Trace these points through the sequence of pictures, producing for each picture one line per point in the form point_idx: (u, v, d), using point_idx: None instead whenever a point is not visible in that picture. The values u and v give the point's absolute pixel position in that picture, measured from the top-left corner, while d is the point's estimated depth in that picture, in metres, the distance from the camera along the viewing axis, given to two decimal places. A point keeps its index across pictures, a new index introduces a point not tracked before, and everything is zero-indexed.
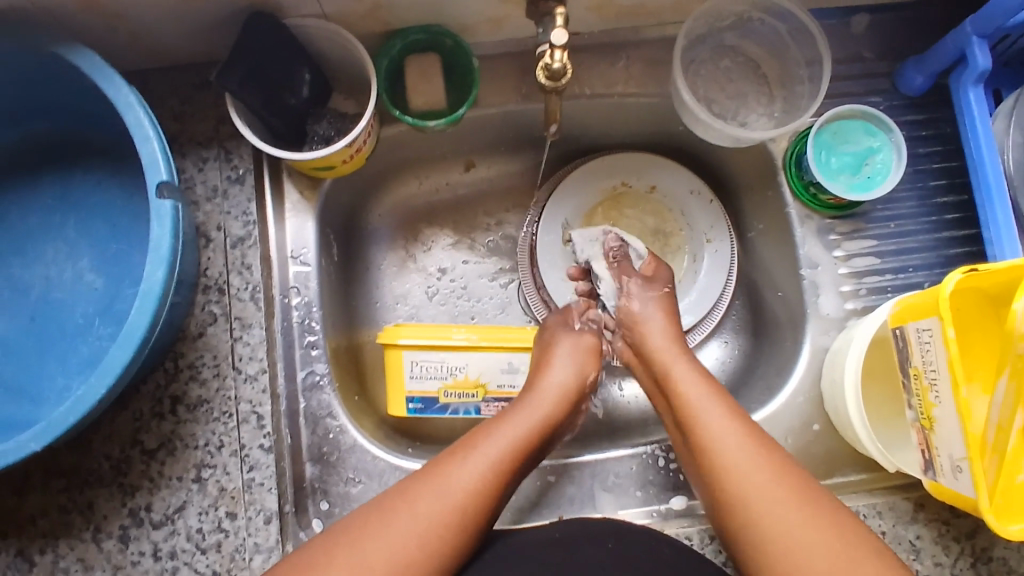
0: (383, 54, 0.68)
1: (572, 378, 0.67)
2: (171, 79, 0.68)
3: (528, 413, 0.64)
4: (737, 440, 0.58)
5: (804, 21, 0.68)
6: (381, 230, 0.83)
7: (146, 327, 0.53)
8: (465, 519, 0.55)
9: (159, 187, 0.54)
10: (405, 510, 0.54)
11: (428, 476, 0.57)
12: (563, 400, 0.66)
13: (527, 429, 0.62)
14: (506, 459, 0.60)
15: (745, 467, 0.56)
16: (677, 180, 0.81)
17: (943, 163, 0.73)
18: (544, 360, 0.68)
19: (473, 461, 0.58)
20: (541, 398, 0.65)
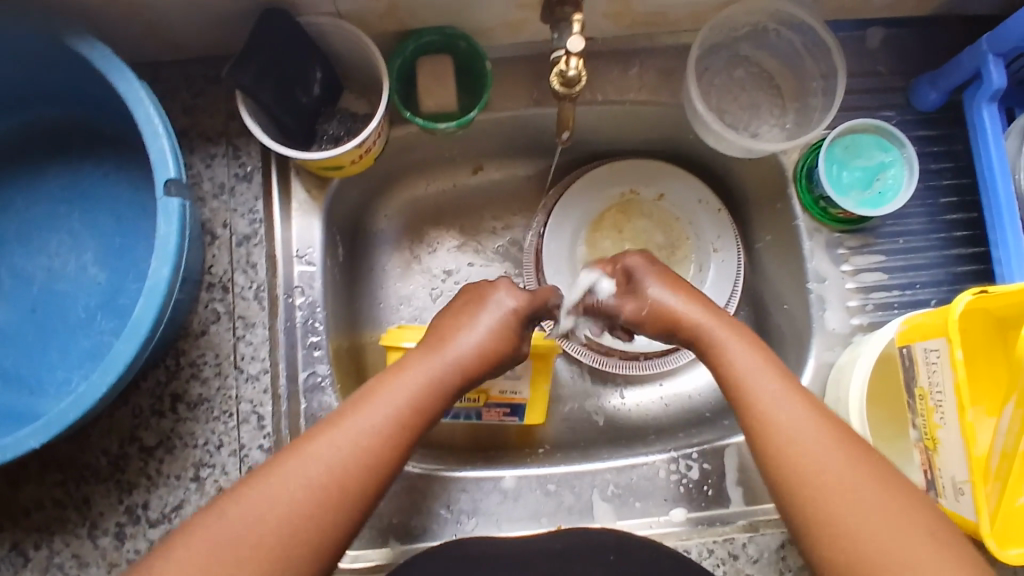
0: (396, 54, 0.67)
1: (478, 342, 0.58)
2: (181, 72, 0.67)
3: (424, 373, 0.56)
4: (798, 403, 0.53)
5: (821, 34, 0.67)
6: (386, 230, 0.82)
7: (151, 323, 0.52)
8: (367, 463, 0.51)
9: (167, 185, 0.53)
10: (272, 479, 0.49)
11: (351, 406, 0.53)
12: (465, 361, 0.57)
13: (423, 385, 0.55)
14: (388, 425, 0.52)
15: (805, 430, 0.51)
16: (686, 189, 0.81)
17: (953, 180, 0.72)
18: (454, 319, 0.60)
19: (359, 420, 0.52)
20: (435, 359, 0.57)
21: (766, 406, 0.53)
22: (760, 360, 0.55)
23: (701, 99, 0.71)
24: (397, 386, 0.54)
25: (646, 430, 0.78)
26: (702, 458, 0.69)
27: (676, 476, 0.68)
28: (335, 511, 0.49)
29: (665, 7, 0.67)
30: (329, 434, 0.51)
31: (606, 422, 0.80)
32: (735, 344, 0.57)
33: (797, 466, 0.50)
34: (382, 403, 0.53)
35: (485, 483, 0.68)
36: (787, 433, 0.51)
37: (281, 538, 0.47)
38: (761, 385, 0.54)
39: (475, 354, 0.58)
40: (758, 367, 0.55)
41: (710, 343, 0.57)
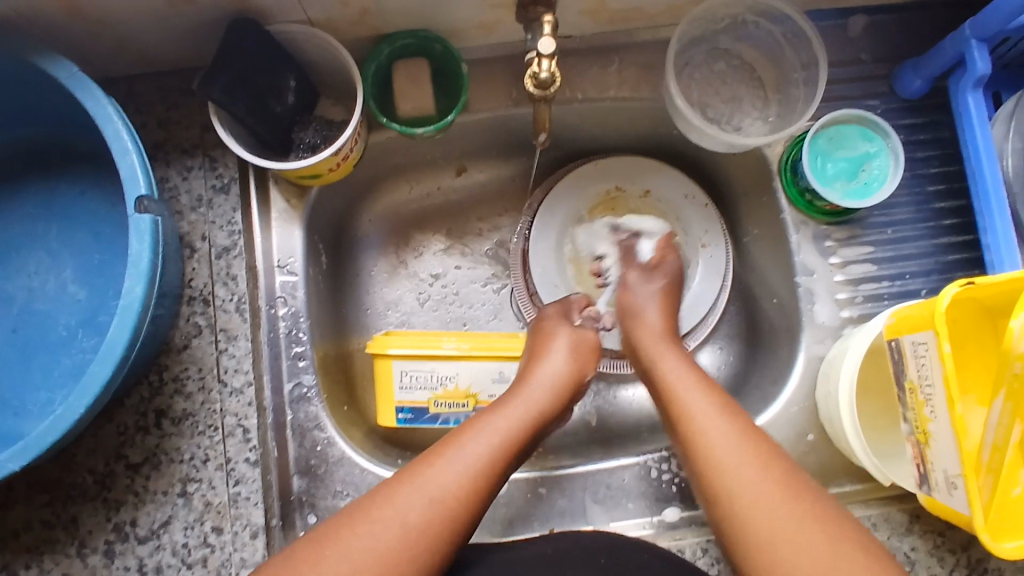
0: (370, 58, 0.66)
1: (564, 377, 0.66)
2: (154, 85, 0.67)
3: (519, 408, 0.61)
4: (721, 421, 0.57)
5: (800, 23, 0.67)
6: (370, 236, 0.82)
7: (126, 343, 0.52)
8: (467, 497, 0.53)
9: (138, 202, 0.53)
10: (393, 501, 0.51)
11: (445, 443, 0.56)
12: (555, 394, 0.64)
13: (518, 424, 0.60)
14: (495, 454, 0.56)
15: (728, 447, 0.55)
16: (671, 184, 0.79)
17: (941, 168, 0.71)
18: (537, 354, 0.67)
19: (470, 448, 0.56)
20: (533, 396, 0.63)
21: (696, 431, 0.57)
22: (702, 389, 0.61)
23: (683, 94, 0.70)
24: (500, 421, 0.59)
25: (639, 429, 0.78)
26: None
27: (668, 476, 0.67)
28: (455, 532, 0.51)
29: (641, 2, 0.66)
30: (443, 461, 0.54)
31: (598, 423, 0.79)
32: (681, 377, 0.62)
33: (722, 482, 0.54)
34: (477, 439, 0.57)
35: None
36: (711, 452, 0.55)
37: (406, 559, 0.49)
38: (701, 419, 0.57)
39: (553, 393, 0.64)
40: (695, 395, 0.60)
41: (659, 364, 0.65)
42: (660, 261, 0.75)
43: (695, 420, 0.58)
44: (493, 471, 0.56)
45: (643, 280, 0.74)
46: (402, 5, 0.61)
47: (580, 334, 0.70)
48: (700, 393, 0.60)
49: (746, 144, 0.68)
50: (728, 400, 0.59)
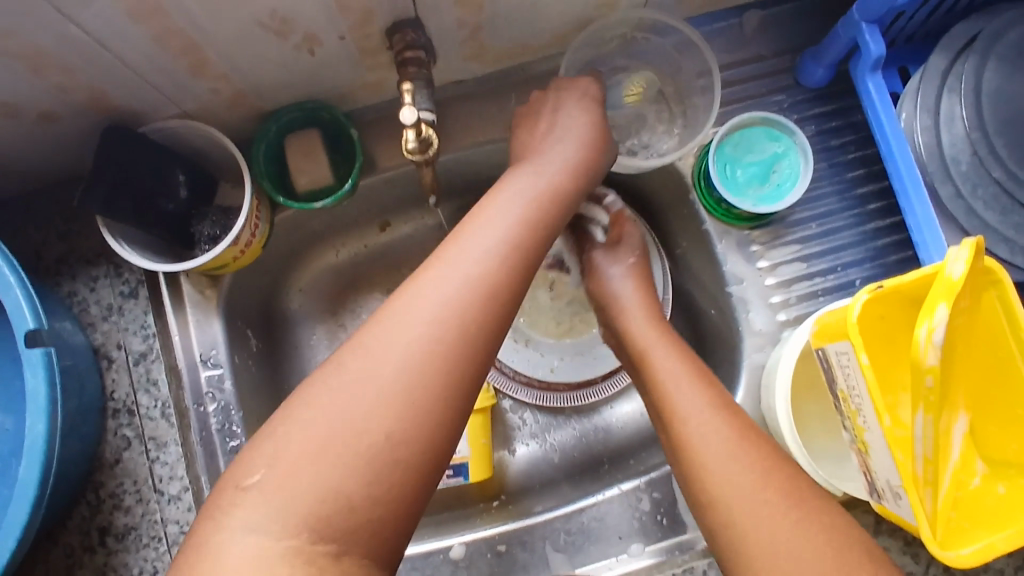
0: (259, 138, 0.65)
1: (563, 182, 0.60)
2: (50, 200, 0.66)
3: (507, 202, 0.55)
4: (709, 416, 0.55)
5: (686, 33, 0.65)
6: (303, 305, 0.80)
7: (38, 482, 0.50)
8: (445, 365, 0.44)
9: (28, 336, 0.52)
10: (380, 342, 0.44)
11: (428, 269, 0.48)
12: (537, 200, 0.56)
13: (511, 230, 0.52)
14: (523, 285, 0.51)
15: (710, 440, 0.54)
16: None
17: (858, 153, 0.70)
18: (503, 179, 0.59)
19: (470, 243, 0.50)
20: (512, 203, 0.55)
21: (676, 415, 0.56)
22: (685, 369, 0.59)
23: None
24: (486, 229, 0.52)
25: (601, 460, 0.76)
26: (650, 487, 0.66)
27: (626, 512, 0.66)
28: (468, 343, 0.46)
29: (523, 38, 0.65)
30: (424, 285, 0.47)
31: (559, 460, 0.77)
32: (659, 349, 0.62)
33: (690, 460, 0.54)
34: (463, 259, 0.49)
35: (434, 556, 0.65)
36: (672, 416, 0.57)
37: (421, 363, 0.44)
38: (684, 417, 0.56)
39: (536, 202, 0.56)
40: (671, 364, 0.60)
41: (650, 358, 0.61)
42: (621, 232, 0.72)
43: (670, 396, 0.57)
44: (485, 300, 0.48)
45: (609, 260, 0.71)
46: (277, 82, 0.60)
47: (585, 84, 0.65)
48: (677, 368, 0.59)
49: (647, 163, 0.68)
50: (724, 395, 0.57)
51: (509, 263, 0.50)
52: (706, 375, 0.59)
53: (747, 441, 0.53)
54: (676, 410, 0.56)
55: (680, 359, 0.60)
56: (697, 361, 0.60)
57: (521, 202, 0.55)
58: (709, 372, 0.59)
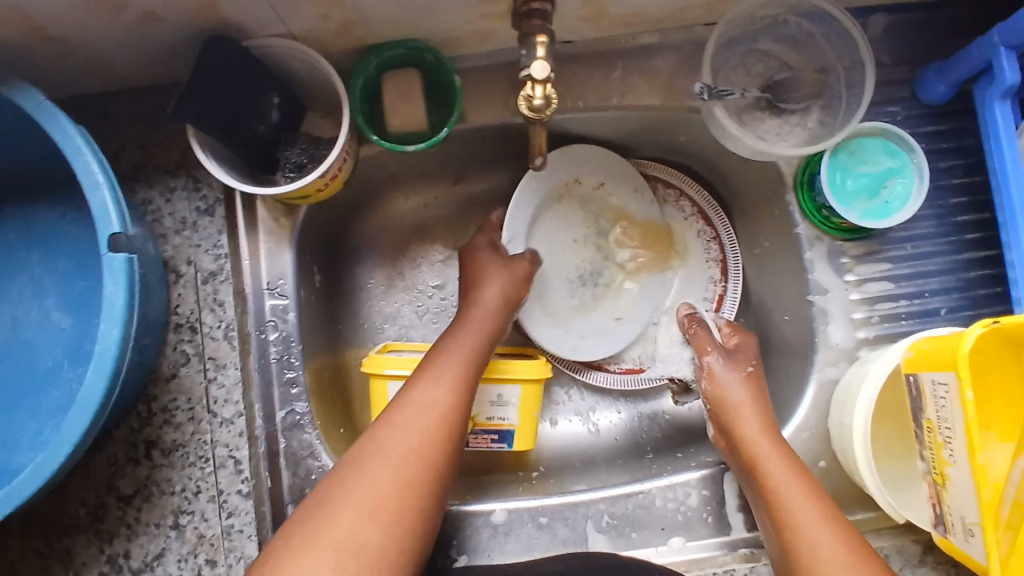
0: (357, 72, 0.62)
1: (499, 304, 0.66)
2: (132, 103, 0.64)
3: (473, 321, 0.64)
4: (830, 537, 0.53)
5: (843, 22, 0.62)
6: (364, 247, 0.78)
7: (103, 393, 0.48)
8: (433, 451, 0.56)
9: (111, 240, 0.49)
10: (393, 433, 0.55)
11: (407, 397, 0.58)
12: (494, 316, 0.65)
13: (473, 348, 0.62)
14: (455, 387, 0.59)
15: (838, 564, 0.51)
16: (619, 173, 0.73)
17: (964, 178, 0.67)
18: (471, 288, 0.66)
19: (449, 359, 0.60)
20: (478, 321, 0.64)
21: (805, 543, 0.53)
22: (802, 488, 0.56)
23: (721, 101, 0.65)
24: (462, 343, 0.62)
25: (644, 448, 0.75)
26: (700, 484, 0.65)
27: (674, 505, 0.65)
28: (458, 415, 0.58)
29: (644, 7, 0.61)
30: (407, 409, 0.57)
31: (601, 440, 0.77)
32: (771, 457, 0.58)
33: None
34: (438, 380, 0.59)
35: (475, 517, 0.65)
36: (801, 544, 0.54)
37: (415, 494, 0.54)
38: (806, 534, 0.53)
39: (502, 308, 0.66)
40: (788, 482, 0.57)
41: (765, 470, 0.58)
42: (734, 346, 0.67)
43: (796, 521, 0.54)
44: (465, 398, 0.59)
45: (725, 365, 0.65)
46: (387, 16, 0.58)
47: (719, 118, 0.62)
48: (795, 486, 0.56)
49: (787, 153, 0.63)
50: (837, 512, 0.55)
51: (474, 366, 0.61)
52: (811, 483, 0.57)
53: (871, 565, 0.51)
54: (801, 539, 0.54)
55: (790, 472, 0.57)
56: (806, 470, 0.58)
57: (485, 311, 0.65)
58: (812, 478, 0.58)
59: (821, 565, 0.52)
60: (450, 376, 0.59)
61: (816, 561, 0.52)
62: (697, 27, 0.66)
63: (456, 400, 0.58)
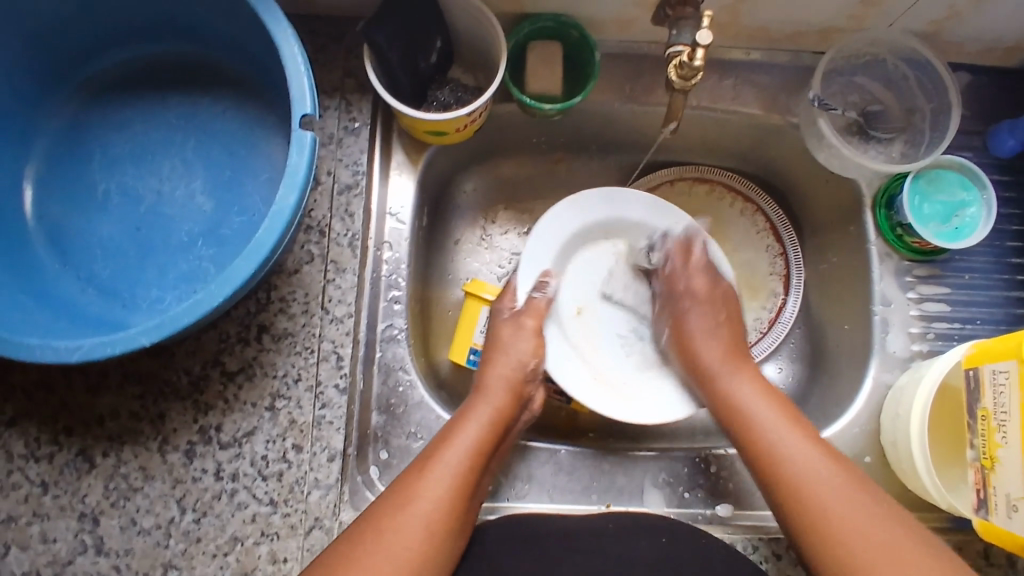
0: (512, 34, 0.71)
1: (514, 377, 0.68)
2: (305, 27, 0.71)
3: (481, 406, 0.65)
4: (848, 495, 0.58)
5: (939, 69, 0.71)
6: (465, 204, 0.84)
7: (271, 247, 0.54)
8: (439, 527, 0.57)
9: (302, 120, 0.56)
10: (393, 515, 0.56)
11: (400, 489, 0.58)
12: (508, 393, 0.67)
13: (481, 431, 0.63)
14: (463, 466, 0.60)
15: (859, 518, 0.56)
16: (663, 218, 0.77)
17: (1021, 227, 0.74)
18: (488, 362, 0.69)
19: (458, 442, 0.62)
20: (487, 401, 0.66)
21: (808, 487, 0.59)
22: (818, 448, 0.61)
23: (828, 118, 0.73)
24: (467, 429, 0.63)
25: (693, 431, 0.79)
26: None
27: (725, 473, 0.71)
28: (466, 493, 0.59)
29: (771, 23, 0.70)
30: (413, 495, 0.58)
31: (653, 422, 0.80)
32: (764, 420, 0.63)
33: (828, 523, 0.56)
34: (440, 470, 0.59)
35: (543, 452, 0.70)
36: (790, 467, 0.60)
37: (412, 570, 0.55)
38: (823, 493, 0.58)
39: (510, 391, 0.67)
40: (792, 440, 0.61)
41: (762, 434, 0.63)
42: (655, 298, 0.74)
43: (805, 482, 0.59)
44: (471, 477, 0.60)
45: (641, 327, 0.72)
46: None
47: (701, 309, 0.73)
48: (798, 440, 0.61)
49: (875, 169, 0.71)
50: (852, 469, 0.60)
51: (486, 444, 0.63)
52: (796, 416, 0.64)
53: (900, 522, 0.56)
54: (788, 466, 0.60)
55: (767, 406, 0.64)
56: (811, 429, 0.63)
57: (494, 394, 0.67)
58: (808, 422, 0.64)
59: (840, 518, 0.56)
60: (461, 454, 0.61)
61: (841, 516, 0.57)
62: (805, 54, 0.75)
63: (466, 472, 0.60)
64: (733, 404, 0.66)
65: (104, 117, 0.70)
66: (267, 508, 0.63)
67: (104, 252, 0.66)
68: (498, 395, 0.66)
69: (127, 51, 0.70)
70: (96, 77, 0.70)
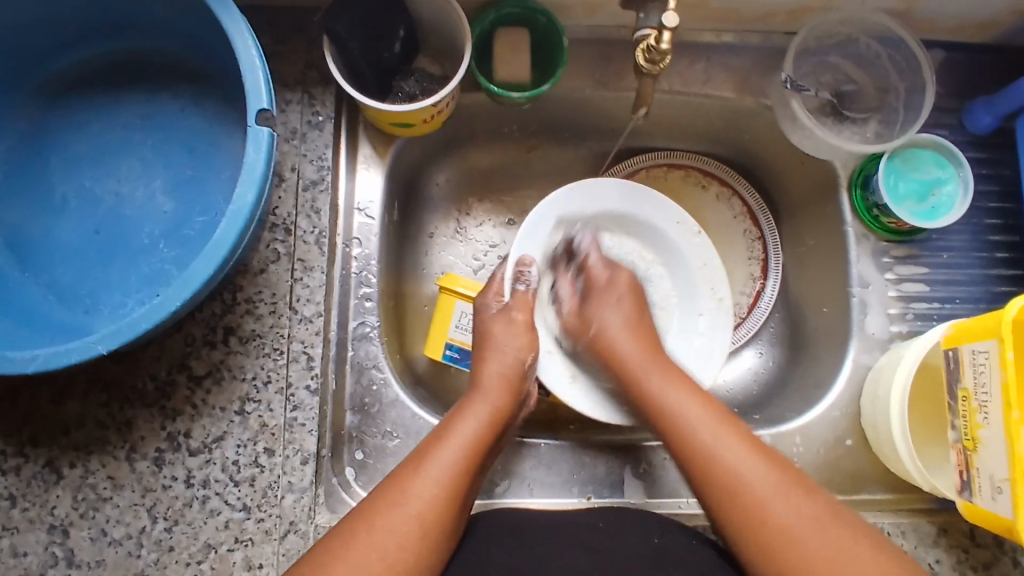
0: (475, 23, 0.69)
1: (513, 371, 0.66)
2: (264, 19, 0.69)
3: (480, 404, 0.63)
4: (743, 449, 0.57)
5: (913, 46, 0.70)
6: (437, 196, 0.82)
7: (230, 247, 0.52)
8: (432, 528, 0.54)
9: (259, 115, 0.54)
10: (386, 515, 0.54)
11: (394, 485, 0.56)
12: (506, 390, 0.65)
13: (479, 428, 0.61)
14: (459, 466, 0.58)
15: (740, 461, 0.57)
16: (658, 213, 0.75)
17: (998, 204, 0.74)
18: (483, 355, 0.67)
19: (457, 438, 0.60)
20: (485, 397, 0.64)
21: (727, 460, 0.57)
22: (694, 400, 0.62)
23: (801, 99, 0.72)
24: (464, 426, 0.61)
25: None
26: None
27: None
28: (461, 494, 0.57)
29: (741, 4, 0.69)
30: (408, 491, 0.55)
31: None
32: (653, 379, 0.64)
33: (709, 472, 0.57)
34: (436, 465, 0.57)
35: (521, 447, 0.69)
36: (694, 443, 0.59)
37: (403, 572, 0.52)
38: (710, 435, 0.58)
39: (510, 388, 0.65)
40: (674, 399, 0.62)
41: (644, 382, 0.64)
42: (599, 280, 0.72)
43: (683, 430, 0.60)
44: (467, 474, 0.58)
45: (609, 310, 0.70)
46: None
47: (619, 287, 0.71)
48: (688, 400, 0.62)
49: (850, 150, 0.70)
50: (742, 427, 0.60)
51: (484, 441, 0.61)
52: (706, 396, 0.62)
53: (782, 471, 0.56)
54: (714, 455, 0.57)
55: (681, 394, 0.62)
56: (700, 391, 0.63)
57: (494, 390, 0.64)
58: (716, 404, 0.62)
59: (709, 452, 0.58)
60: (458, 453, 0.59)
61: (712, 461, 0.57)
62: (777, 35, 0.74)
63: (462, 470, 0.58)
64: (625, 368, 0.66)
65: (58, 118, 0.67)
66: (241, 514, 0.62)
67: (60, 257, 0.64)
68: (498, 393, 0.64)
69: (79, 48, 0.68)
70: (48, 78, 0.68)
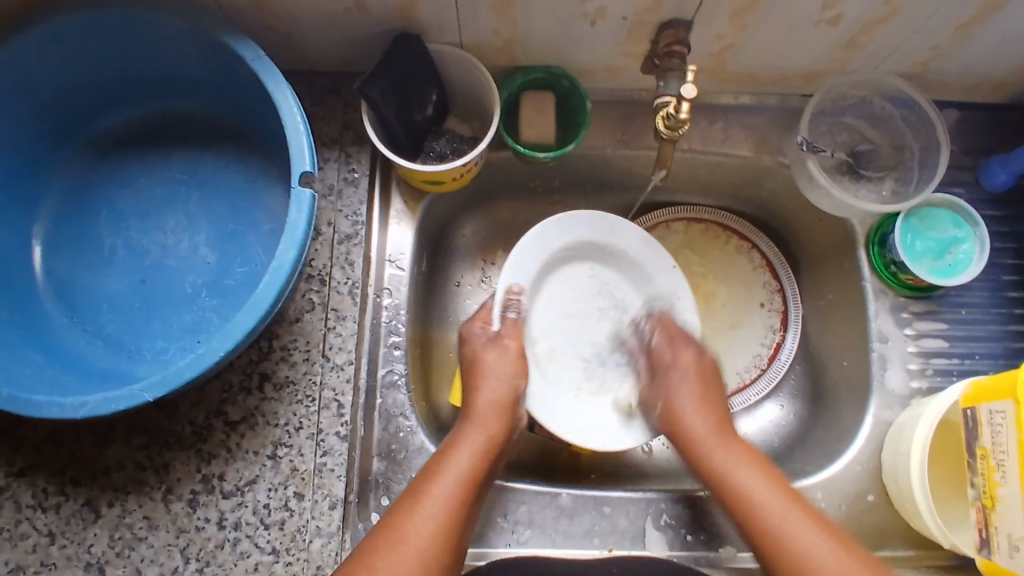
0: (503, 87, 0.73)
1: (506, 401, 0.68)
2: (306, 83, 0.74)
3: (473, 437, 0.65)
4: (771, 489, 0.62)
5: (925, 108, 0.72)
6: (464, 247, 0.85)
7: (270, 301, 0.56)
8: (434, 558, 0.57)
9: (302, 177, 0.57)
10: (387, 549, 0.56)
11: (393, 521, 0.58)
12: (497, 420, 0.67)
13: (471, 461, 0.63)
14: (454, 500, 0.60)
15: (771, 499, 0.61)
16: (649, 254, 0.78)
17: (1016, 260, 0.75)
18: (470, 386, 0.69)
19: (451, 468, 0.62)
20: (475, 426, 0.66)
21: (797, 547, 0.59)
22: (745, 456, 0.66)
23: (817, 159, 0.74)
24: (457, 456, 0.63)
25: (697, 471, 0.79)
26: None
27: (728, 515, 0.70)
28: (459, 522, 0.59)
29: (757, 68, 0.72)
30: (411, 524, 0.58)
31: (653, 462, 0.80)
32: (718, 448, 0.66)
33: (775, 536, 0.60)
34: (434, 498, 0.59)
35: (542, 496, 0.70)
36: (760, 508, 0.61)
37: None
38: (754, 487, 0.62)
39: (501, 415, 0.67)
40: (743, 470, 0.64)
41: (707, 453, 0.67)
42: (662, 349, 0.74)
43: (738, 490, 0.63)
44: (462, 503, 0.60)
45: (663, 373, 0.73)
46: (544, 42, 0.68)
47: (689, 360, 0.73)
48: (737, 458, 0.65)
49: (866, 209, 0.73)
50: (780, 475, 0.64)
51: (477, 470, 0.63)
52: (755, 455, 0.66)
53: (817, 516, 0.61)
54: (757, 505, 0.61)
55: (738, 459, 0.65)
56: (752, 450, 0.67)
57: (485, 420, 0.66)
58: (772, 468, 0.65)
59: (767, 509, 0.61)
60: (453, 484, 0.61)
61: (763, 513, 0.61)
62: (794, 96, 0.77)
63: (457, 500, 0.60)
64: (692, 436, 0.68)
65: (113, 172, 0.72)
66: (270, 558, 0.64)
67: (109, 304, 0.68)
68: (479, 424, 0.66)
69: (136, 110, 0.73)
70: (108, 133, 0.73)
